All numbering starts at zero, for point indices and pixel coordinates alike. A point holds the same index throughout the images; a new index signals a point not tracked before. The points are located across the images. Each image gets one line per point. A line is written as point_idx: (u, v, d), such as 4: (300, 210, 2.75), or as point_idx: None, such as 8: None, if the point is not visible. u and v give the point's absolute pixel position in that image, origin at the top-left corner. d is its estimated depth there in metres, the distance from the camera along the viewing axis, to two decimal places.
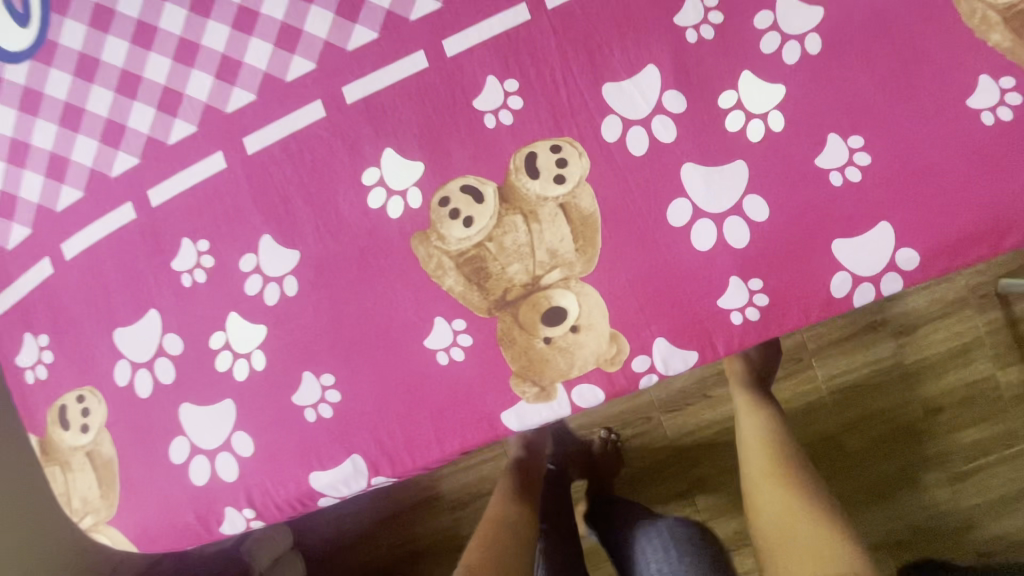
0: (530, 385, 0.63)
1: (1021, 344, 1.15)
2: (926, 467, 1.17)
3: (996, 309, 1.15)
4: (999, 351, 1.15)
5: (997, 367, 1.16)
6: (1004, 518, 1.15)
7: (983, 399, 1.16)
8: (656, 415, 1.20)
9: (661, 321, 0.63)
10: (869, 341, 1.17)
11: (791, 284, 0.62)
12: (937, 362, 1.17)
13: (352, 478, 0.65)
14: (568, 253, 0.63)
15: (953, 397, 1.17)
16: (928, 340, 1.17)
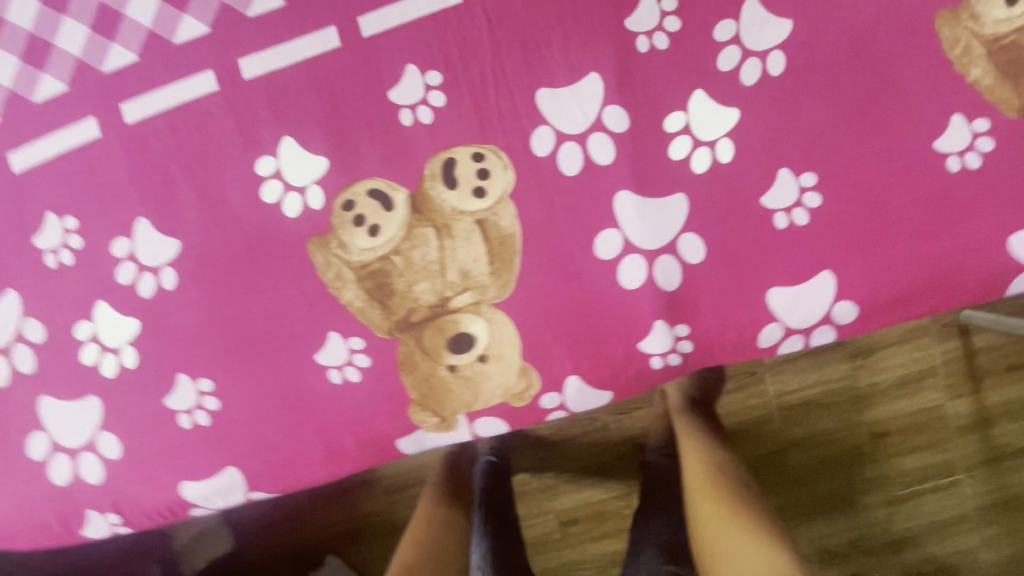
0: (429, 415, 0.58)
1: (974, 376, 1.10)
2: (867, 488, 1.11)
3: (953, 339, 1.10)
4: (951, 380, 1.10)
5: (947, 397, 1.11)
6: (933, 542, 1.12)
7: (929, 427, 1.11)
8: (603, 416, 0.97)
9: (576, 358, 0.57)
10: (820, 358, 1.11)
11: (719, 329, 0.57)
12: (890, 386, 1.10)
13: (227, 491, 0.61)
14: (482, 277, 0.56)
15: (900, 424, 1.12)
16: (883, 363, 1.10)
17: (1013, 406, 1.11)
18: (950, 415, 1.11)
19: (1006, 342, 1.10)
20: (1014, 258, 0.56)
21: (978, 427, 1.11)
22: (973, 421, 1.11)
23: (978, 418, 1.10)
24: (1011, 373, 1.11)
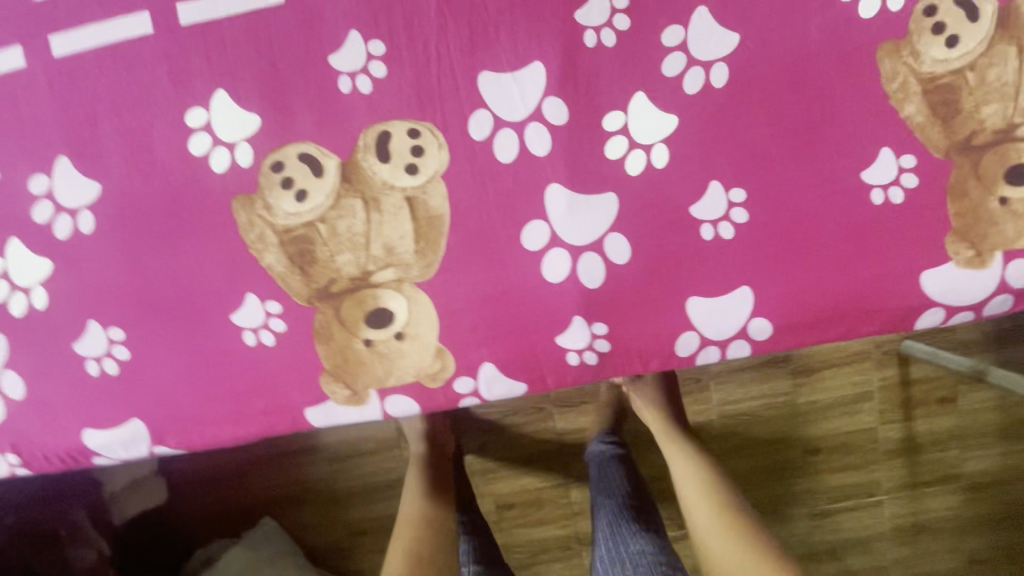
0: (341, 386, 0.58)
1: (907, 405, 1.19)
2: (793, 499, 1.22)
3: (891, 368, 1.17)
4: (886, 407, 1.19)
5: (880, 422, 1.20)
6: (849, 554, 1.24)
7: (858, 448, 1.21)
8: (549, 408, 1.09)
9: (494, 345, 0.58)
10: (768, 374, 1.17)
11: (636, 332, 0.58)
12: (828, 406, 1.19)
13: (130, 443, 0.60)
14: (406, 254, 0.56)
15: (832, 442, 1.20)
16: (825, 385, 1.18)
17: (938, 437, 1.21)
18: (879, 439, 1.20)
19: (941, 378, 1.18)
20: (929, 295, 0.57)
21: (903, 453, 1.21)
22: (900, 446, 1.21)
23: (905, 444, 1.20)
24: (942, 406, 1.19)
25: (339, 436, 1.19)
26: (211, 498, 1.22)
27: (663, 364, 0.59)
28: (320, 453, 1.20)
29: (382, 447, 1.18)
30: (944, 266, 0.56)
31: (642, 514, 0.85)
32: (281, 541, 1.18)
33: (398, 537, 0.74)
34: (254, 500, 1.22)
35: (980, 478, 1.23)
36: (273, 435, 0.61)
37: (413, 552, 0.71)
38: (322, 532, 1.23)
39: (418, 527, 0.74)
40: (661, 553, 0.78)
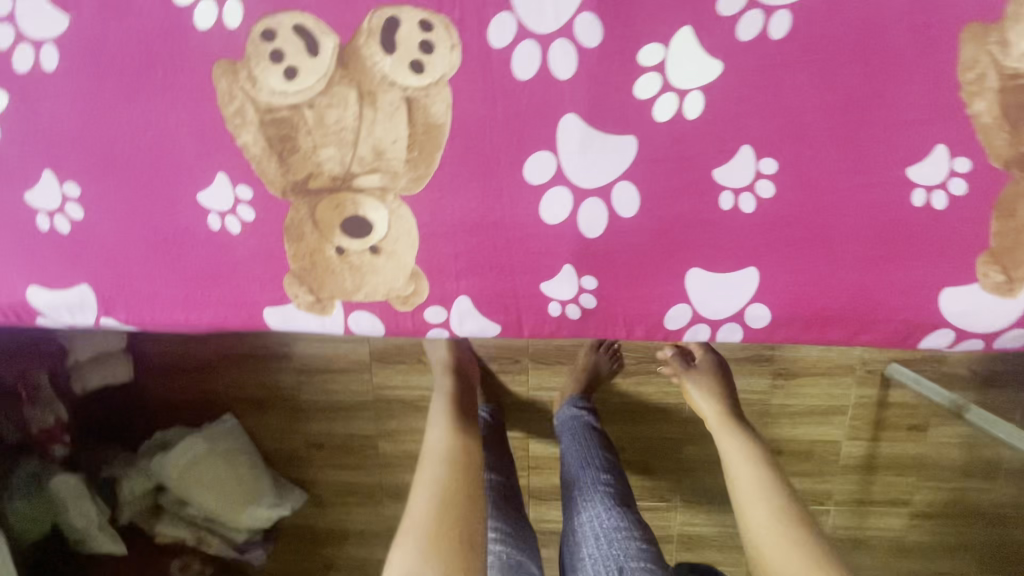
0: (304, 291, 0.54)
1: (877, 426, 1.19)
2: None
3: (871, 388, 1.17)
4: (856, 424, 1.19)
5: (845, 437, 1.20)
6: None
7: (818, 458, 1.22)
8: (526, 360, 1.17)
9: (474, 279, 0.54)
10: (748, 371, 1.17)
11: (626, 294, 0.54)
12: (799, 413, 1.19)
13: (77, 308, 0.56)
14: (395, 161, 0.51)
15: (796, 447, 1.21)
16: (801, 392, 1.17)
17: (899, 461, 1.21)
18: (841, 453, 1.21)
19: (919, 408, 1.17)
20: (943, 314, 0.53)
21: (860, 470, 1.22)
22: (859, 464, 1.22)
23: (864, 462, 1.21)
24: (910, 433, 1.19)
25: (312, 348, 1.19)
26: (176, 386, 1.22)
27: (646, 333, 0.55)
28: (291, 362, 1.19)
29: (352, 365, 1.18)
30: (966, 286, 0.52)
31: (617, 490, 0.92)
32: (239, 438, 1.19)
33: (424, 470, 0.72)
34: (217, 396, 1.22)
35: (926, 508, 1.23)
36: (227, 329, 0.57)
37: (441, 483, 0.69)
38: (281, 439, 1.24)
39: (448, 459, 0.73)
40: (635, 527, 0.85)
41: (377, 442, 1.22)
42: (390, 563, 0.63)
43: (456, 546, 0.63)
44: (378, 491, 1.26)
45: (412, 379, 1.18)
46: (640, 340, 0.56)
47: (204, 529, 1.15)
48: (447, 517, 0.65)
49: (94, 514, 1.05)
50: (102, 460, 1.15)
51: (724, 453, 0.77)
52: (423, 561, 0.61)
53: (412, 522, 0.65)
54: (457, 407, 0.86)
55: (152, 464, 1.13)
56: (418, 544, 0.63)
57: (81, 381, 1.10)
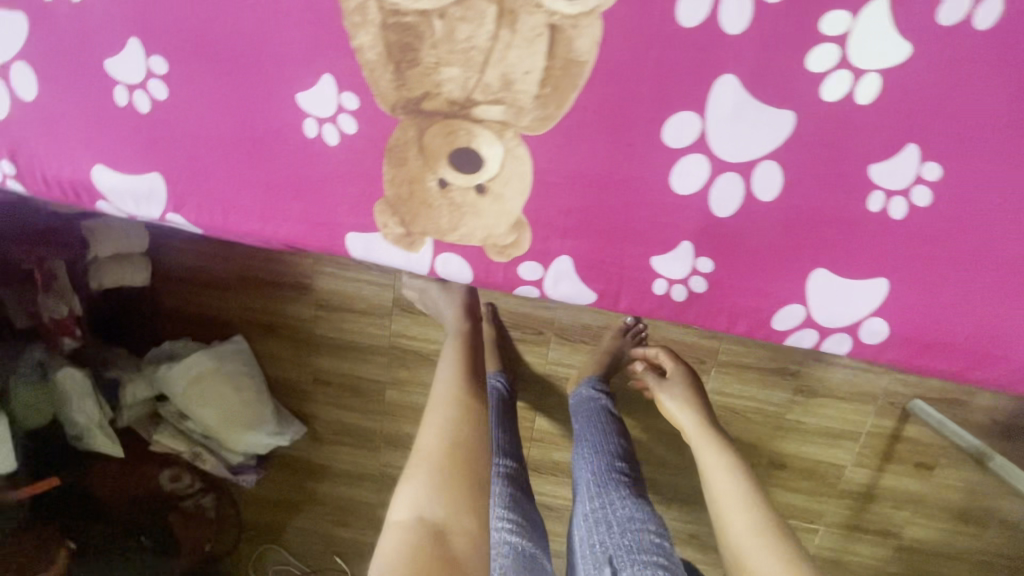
0: (395, 222, 0.50)
1: (885, 457, 1.17)
2: None
3: (889, 420, 1.14)
4: (864, 453, 1.17)
5: (852, 463, 1.19)
6: None
7: (819, 478, 1.20)
8: (549, 334, 1.15)
9: (581, 240, 0.49)
10: (769, 381, 1.14)
11: (738, 283, 0.50)
12: (809, 431, 1.17)
13: (143, 199, 0.51)
14: (524, 95, 0.46)
15: (802, 464, 1.20)
16: (817, 411, 1.15)
17: (901, 496, 1.20)
18: (843, 477, 1.20)
19: (934, 446, 1.15)
20: None
21: (859, 498, 1.21)
22: (859, 491, 1.20)
23: (864, 490, 1.20)
24: (917, 471, 1.17)
25: (331, 285, 1.13)
26: (190, 298, 1.17)
27: (746, 329, 0.52)
28: (308, 296, 1.14)
29: (373, 309, 1.14)
30: None
31: (631, 480, 0.90)
32: (246, 360, 1.15)
33: (430, 412, 0.71)
34: (228, 318, 1.17)
35: (914, 543, 1.24)
36: (302, 250, 0.53)
37: (448, 424, 0.69)
38: (288, 371, 1.20)
39: (452, 404, 0.72)
40: (649, 519, 0.83)
41: (385, 389, 1.20)
42: (399, 497, 0.63)
43: (465, 485, 0.63)
44: (378, 437, 1.24)
45: (430, 333, 1.13)
46: (737, 335, 0.53)
47: (199, 445, 1.11)
48: (455, 457, 0.65)
49: (96, 413, 1.01)
50: (110, 360, 1.11)
51: (702, 467, 0.76)
52: (435, 495, 0.61)
53: (423, 460, 0.65)
54: (468, 367, 0.79)
55: (158, 372, 1.08)
56: (429, 481, 0.63)
57: (96, 280, 1.03)
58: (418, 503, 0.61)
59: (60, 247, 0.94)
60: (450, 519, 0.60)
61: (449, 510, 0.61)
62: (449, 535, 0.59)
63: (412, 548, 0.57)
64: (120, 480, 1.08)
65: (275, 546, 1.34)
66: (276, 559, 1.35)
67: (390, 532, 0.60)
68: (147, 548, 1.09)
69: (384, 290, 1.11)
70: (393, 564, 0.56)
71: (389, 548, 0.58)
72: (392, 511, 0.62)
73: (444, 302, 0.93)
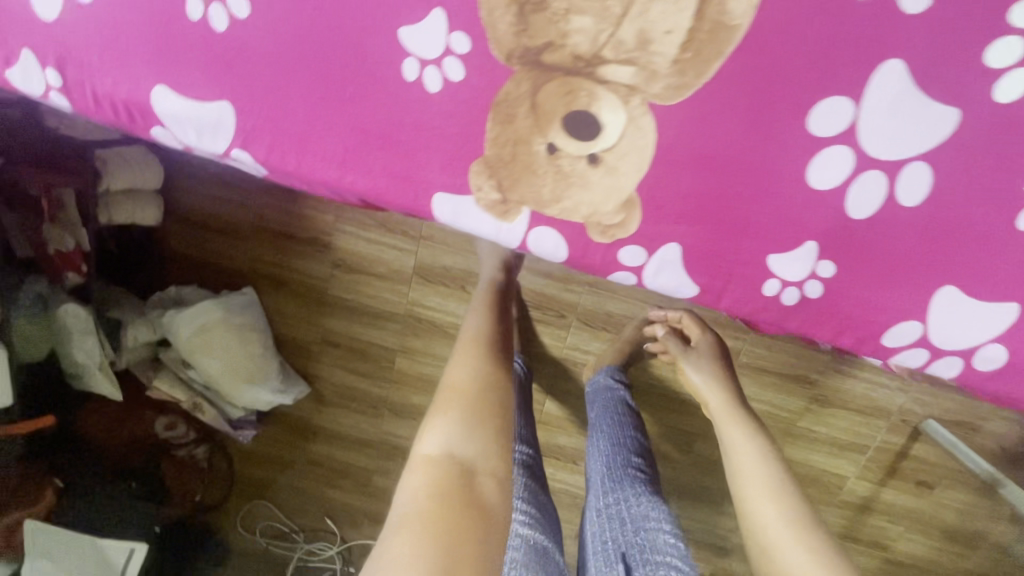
0: (490, 186, 0.44)
1: (889, 473, 1.15)
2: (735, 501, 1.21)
3: (900, 437, 1.12)
4: (870, 467, 1.15)
5: (855, 475, 1.17)
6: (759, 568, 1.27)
7: (821, 487, 1.18)
8: (573, 318, 1.06)
9: (694, 229, 0.45)
10: (788, 387, 1.10)
11: (857, 293, 0.46)
12: (819, 440, 1.14)
13: (207, 129, 0.45)
14: (660, 58, 0.40)
15: (807, 471, 1.17)
16: (829, 421, 1.12)
17: (897, 511, 1.19)
18: (845, 488, 1.18)
19: (941, 467, 1.13)
20: None
21: (857, 510, 1.20)
22: (858, 503, 1.19)
23: (863, 503, 1.19)
24: (919, 489, 1.16)
25: (354, 244, 1.02)
26: (194, 240, 1.06)
27: (849, 341, 0.48)
28: (326, 253, 1.04)
29: (393, 275, 1.04)
30: None
31: (648, 478, 0.81)
32: (254, 316, 1.03)
33: (462, 353, 0.63)
34: (233, 267, 1.07)
35: (903, 558, 1.24)
36: (379, 205, 0.48)
37: (483, 366, 0.61)
38: (295, 329, 1.10)
39: (487, 351, 0.64)
40: (669, 520, 0.73)
41: (397, 357, 1.11)
42: (427, 429, 0.54)
43: (500, 426, 0.55)
44: (383, 406, 1.16)
45: (450, 306, 1.05)
46: (838, 347, 0.49)
47: (199, 395, 1.02)
48: (489, 398, 0.57)
49: (97, 352, 0.89)
50: (113, 298, 1.01)
51: (727, 446, 0.70)
52: (467, 430, 0.53)
53: (457, 395, 0.57)
54: (495, 332, 0.70)
55: (162, 318, 0.98)
56: (463, 416, 0.54)
57: (106, 214, 0.90)
58: (450, 437, 0.52)
59: (73, 174, 0.82)
60: (482, 459, 0.51)
61: (484, 450, 0.52)
62: (479, 475, 0.50)
63: (440, 485, 0.48)
64: (113, 423, 1.01)
65: (264, 501, 1.24)
66: (262, 513, 1.25)
67: (415, 466, 0.51)
68: (136, 492, 1.04)
69: (406, 256, 1.01)
70: (418, 501, 0.47)
71: (414, 484, 0.49)
72: (419, 443, 0.53)
73: (485, 256, 0.88)
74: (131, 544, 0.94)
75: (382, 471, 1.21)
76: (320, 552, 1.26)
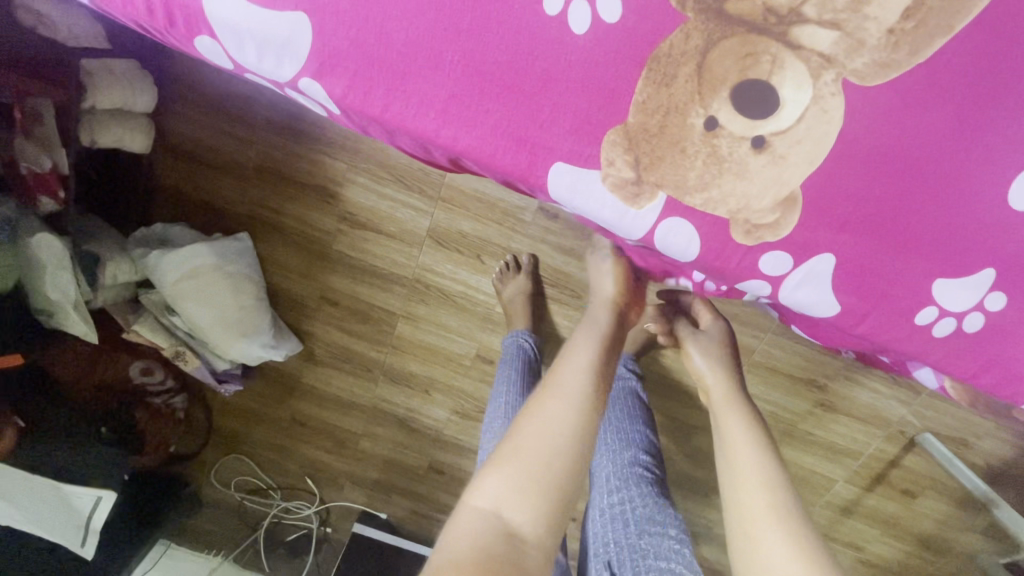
0: (625, 158, 0.36)
1: (878, 480, 1.03)
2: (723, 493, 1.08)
3: (893, 446, 0.99)
4: (861, 472, 1.02)
5: (844, 479, 1.04)
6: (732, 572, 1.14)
7: (806, 487, 1.05)
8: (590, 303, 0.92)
9: (860, 239, 0.37)
10: (793, 389, 0.95)
11: (1021, 329, 0.40)
12: (817, 443, 1.00)
13: (274, 46, 0.35)
14: (874, 24, 0.34)
15: (798, 472, 1.04)
16: (829, 427, 0.98)
17: (882, 519, 1.07)
18: (833, 490, 1.05)
19: (929, 477, 1.01)
20: None
21: (842, 515, 1.07)
22: (842, 508, 1.07)
23: (845, 508, 1.06)
24: (902, 497, 1.04)
25: (364, 198, 0.88)
26: (180, 174, 0.90)
27: (990, 384, 0.42)
28: (332, 205, 0.89)
29: (404, 235, 0.90)
30: None
31: (656, 477, 0.67)
32: (251, 266, 0.90)
33: (553, 389, 0.50)
34: (227, 209, 0.92)
35: (879, 562, 1.13)
36: (477, 169, 0.39)
37: (571, 421, 0.47)
38: (290, 284, 0.96)
39: (587, 401, 0.50)
40: (681, 530, 0.59)
41: (397, 322, 0.98)
42: (483, 475, 0.44)
43: (565, 502, 0.43)
44: (378, 370, 1.04)
45: (461, 275, 0.92)
46: (973, 387, 0.43)
47: (184, 343, 0.89)
48: (563, 463, 0.44)
49: (75, 291, 0.74)
50: (92, 231, 0.84)
51: (718, 437, 0.56)
52: (527, 496, 0.42)
53: (525, 445, 0.45)
54: (603, 375, 0.55)
55: (146, 258, 0.84)
56: (524, 476, 0.43)
57: (88, 135, 0.74)
58: (506, 493, 0.42)
59: (48, 82, 0.65)
60: (533, 535, 0.41)
61: (539, 526, 0.41)
62: (527, 554, 0.40)
63: (484, 548, 0.39)
64: (84, 367, 0.84)
65: (240, 456, 1.15)
66: (235, 467, 1.15)
67: (462, 516, 0.42)
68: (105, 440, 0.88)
69: (420, 216, 0.87)
70: (457, 558, 0.38)
71: (456, 537, 0.40)
72: (472, 489, 0.44)
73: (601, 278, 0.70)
74: (96, 492, 0.84)
75: (368, 436, 1.11)
76: (296, 511, 1.17)
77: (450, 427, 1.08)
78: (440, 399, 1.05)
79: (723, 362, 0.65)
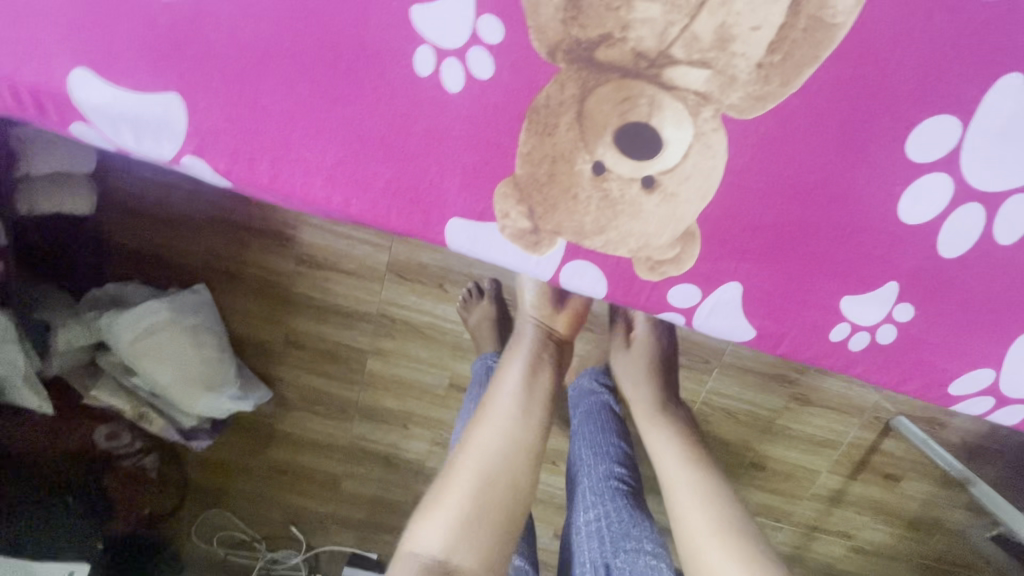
0: (518, 209, 0.38)
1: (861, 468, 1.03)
2: None
3: (871, 433, 0.99)
4: (846, 462, 1.02)
5: (828, 470, 1.03)
6: None
7: (793, 482, 1.05)
8: None
9: (763, 264, 0.39)
10: (767, 387, 0.94)
11: (934, 334, 0.41)
12: (800, 438, 0.99)
13: (152, 127, 0.37)
14: (742, 60, 0.36)
15: (782, 468, 1.04)
16: (804, 420, 0.98)
17: (871, 506, 1.07)
18: (819, 482, 1.05)
19: (910, 459, 1.01)
20: None
21: (832, 506, 1.07)
22: (832, 499, 1.06)
23: (835, 500, 1.06)
24: (887, 482, 1.04)
25: (319, 238, 0.87)
26: (131, 231, 0.87)
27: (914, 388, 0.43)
28: (289, 248, 0.87)
29: (364, 272, 0.88)
30: None
31: (633, 489, 0.64)
32: (209, 317, 0.86)
33: (484, 421, 0.52)
34: (184, 262, 0.89)
35: (873, 548, 1.12)
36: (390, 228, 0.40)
37: (500, 455, 0.50)
38: (254, 331, 0.94)
39: (517, 435, 0.52)
40: (660, 546, 0.57)
41: (365, 359, 0.96)
42: (418, 517, 0.47)
43: (500, 536, 0.46)
44: (352, 409, 1.01)
45: (426, 306, 0.91)
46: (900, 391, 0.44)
47: (146, 404, 0.85)
48: (492, 498, 0.47)
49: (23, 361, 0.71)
50: (39, 297, 0.81)
51: (652, 455, 0.60)
52: (460, 535, 0.45)
53: (457, 483, 0.48)
54: (536, 401, 0.56)
55: (99, 321, 0.80)
56: (453, 520, 0.45)
57: (27, 204, 0.70)
58: (441, 535, 0.45)
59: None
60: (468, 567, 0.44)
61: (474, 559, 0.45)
62: None
63: None
64: (47, 436, 0.81)
65: (220, 510, 1.10)
66: (218, 522, 1.11)
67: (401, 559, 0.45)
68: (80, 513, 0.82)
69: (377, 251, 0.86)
70: None
71: None
72: (409, 532, 0.47)
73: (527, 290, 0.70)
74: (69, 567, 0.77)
75: (349, 475, 1.08)
76: (283, 561, 1.13)
77: (432, 459, 1.06)
78: (419, 432, 1.04)
79: (649, 380, 0.69)
